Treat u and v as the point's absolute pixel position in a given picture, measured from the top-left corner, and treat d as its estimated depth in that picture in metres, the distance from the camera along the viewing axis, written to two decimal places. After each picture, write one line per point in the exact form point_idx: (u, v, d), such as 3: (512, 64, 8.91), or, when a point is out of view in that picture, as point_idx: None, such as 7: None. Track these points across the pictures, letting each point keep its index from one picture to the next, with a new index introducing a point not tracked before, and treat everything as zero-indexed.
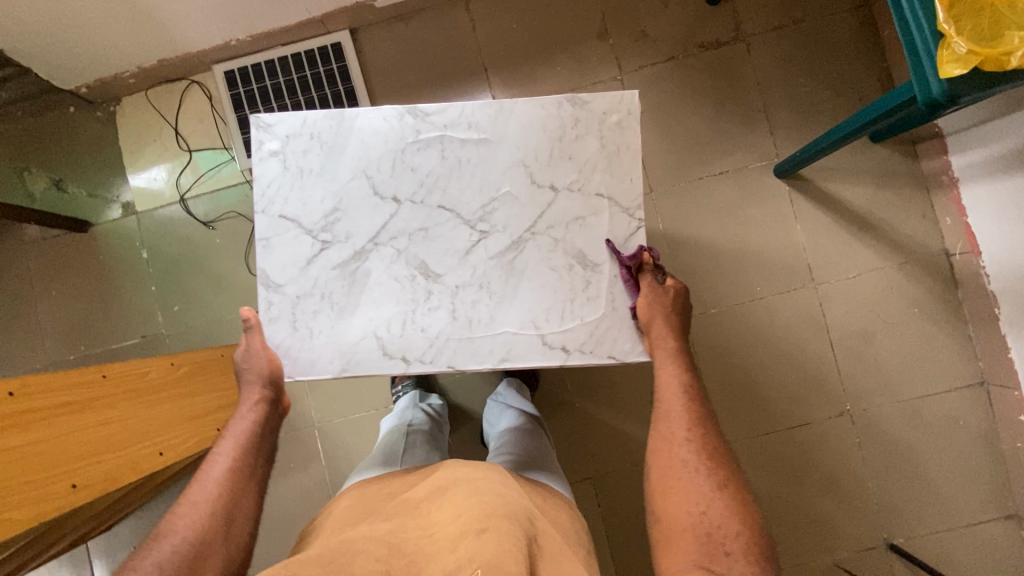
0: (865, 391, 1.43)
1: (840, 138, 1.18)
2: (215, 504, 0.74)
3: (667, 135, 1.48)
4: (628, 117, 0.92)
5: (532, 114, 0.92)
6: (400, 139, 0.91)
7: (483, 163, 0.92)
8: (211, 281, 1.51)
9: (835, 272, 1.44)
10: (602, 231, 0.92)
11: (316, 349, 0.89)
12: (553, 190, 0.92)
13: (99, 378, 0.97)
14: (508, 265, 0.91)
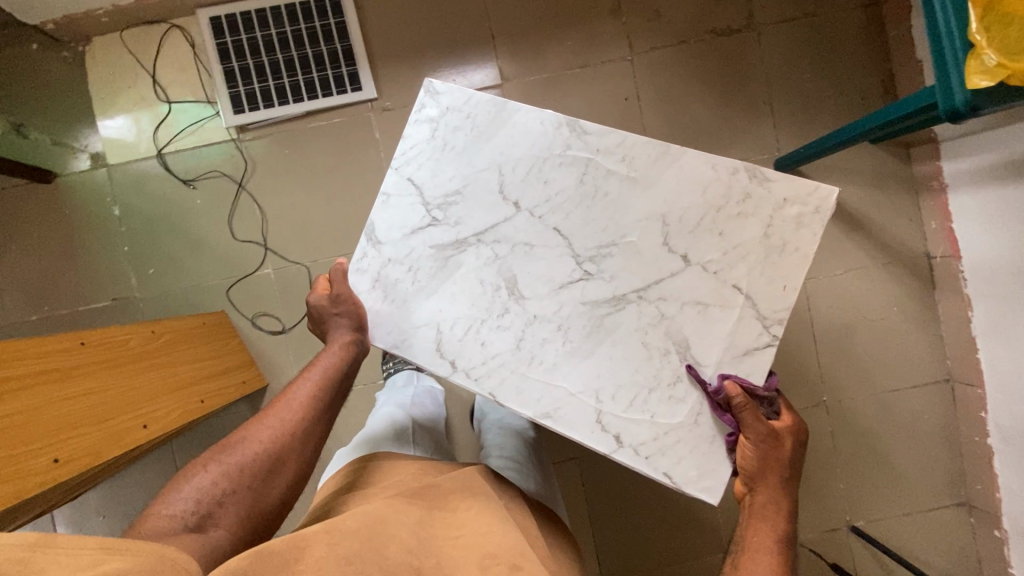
0: (842, 384, 1.49)
1: (853, 137, 1.17)
2: (297, 424, 0.79)
3: (674, 121, 1.46)
4: (813, 218, 0.81)
5: (696, 170, 0.84)
6: (547, 148, 0.86)
7: (620, 202, 0.84)
8: (190, 244, 1.42)
9: (824, 268, 1.48)
10: (722, 329, 0.82)
11: (381, 314, 0.84)
12: (682, 260, 0.83)
13: (78, 345, 0.92)
14: (598, 318, 0.83)
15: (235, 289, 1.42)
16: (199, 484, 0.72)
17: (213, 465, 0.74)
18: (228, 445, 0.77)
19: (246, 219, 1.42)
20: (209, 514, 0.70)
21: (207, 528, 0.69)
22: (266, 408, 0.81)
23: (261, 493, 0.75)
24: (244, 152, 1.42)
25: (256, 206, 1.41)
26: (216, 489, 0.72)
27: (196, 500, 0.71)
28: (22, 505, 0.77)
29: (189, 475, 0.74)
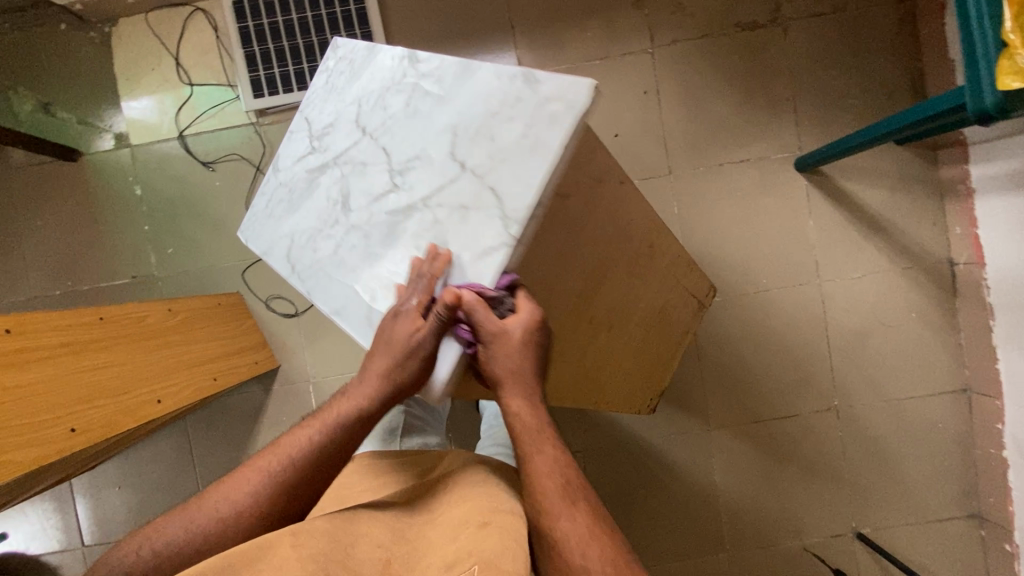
0: (854, 389, 1.46)
1: (875, 137, 1.15)
2: (298, 492, 0.71)
3: (693, 116, 1.43)
4: (565, 109, 0.67)
5: (488, 78, 0.71)
6: (395, 74, 0.75)
7: (424, 115, 0.73)
8: (209, 226, 1.45)
9: (841, 270, 1.45)
10: (472, 232, 0.69)
11: (256, 225, 0.81)
12: (460, 166, 0.71)
13: (96, 320, 0.94)
14: (391, 228, 0.73)
15: (250, 271, 1.44)
16: (189, 529, 0.69)
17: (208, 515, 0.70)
18: (218, 491, 0.72)
19: None
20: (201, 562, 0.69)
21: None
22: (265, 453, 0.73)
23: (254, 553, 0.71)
24: (262, 137, 1.43)
25: None
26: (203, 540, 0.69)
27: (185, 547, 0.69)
28: (37, 472, 0.79)
29: (185, 516, 0.71)
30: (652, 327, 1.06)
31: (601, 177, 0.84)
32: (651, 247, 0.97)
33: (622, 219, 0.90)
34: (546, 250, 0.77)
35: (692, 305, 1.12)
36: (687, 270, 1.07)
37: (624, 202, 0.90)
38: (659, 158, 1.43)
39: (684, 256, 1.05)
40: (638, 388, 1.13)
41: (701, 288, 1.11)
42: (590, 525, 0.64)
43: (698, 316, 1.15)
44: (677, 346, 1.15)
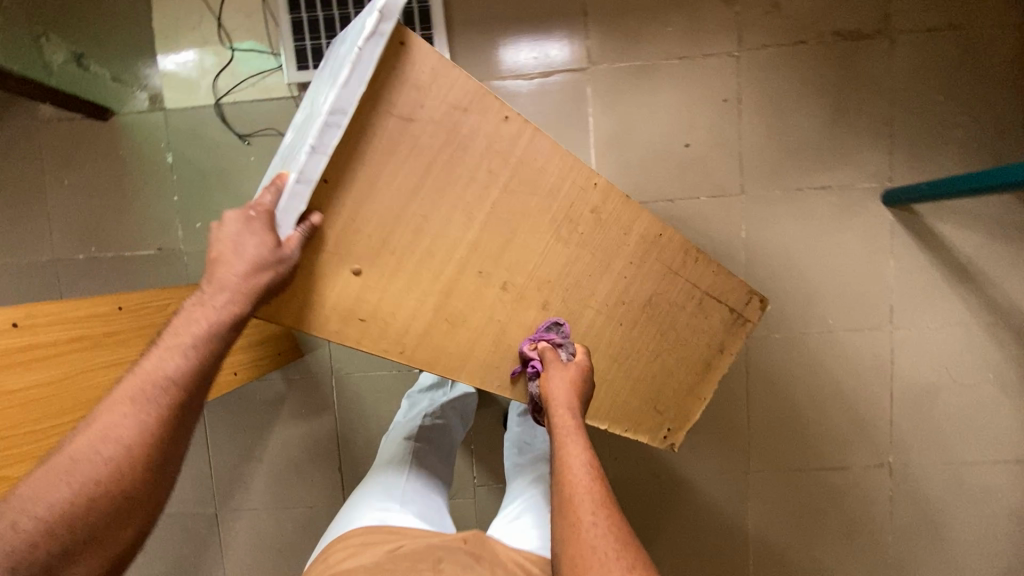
0: (912, 447, 1.35)
1: (984, 188, 1.01)
2: (163, 428, 0.65)
3: (774, 132, 1.29)
4: (371, 29, 0.68)
5: (359, 21, 0.73)
6: (332, 49, 0.83)
7: (327, 74, 0.78)
8: (240, 204, 1.36)
9: (917, 318, 1.31)
10: (295, 157, 0.71)
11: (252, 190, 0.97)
12: (316, 104, 0.74)
13: (114, 310, 0.87)
14: (277, 169, 0.80)
15: None
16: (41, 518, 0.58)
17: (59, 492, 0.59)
18: (66, 467, 0.61)
19: None
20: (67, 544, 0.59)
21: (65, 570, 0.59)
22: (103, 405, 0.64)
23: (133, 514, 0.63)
24: None
25: None
26: (72, 517, 0.59)
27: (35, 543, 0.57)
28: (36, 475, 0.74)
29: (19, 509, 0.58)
30: (631, 318, 0.96)
31: (484, 116, 0.79)
32: (594, 212, 0.89)
33: (537, 168, 0.84)
34: (386, 188, 0.76)
35: (699, 309, 1.00)
36: (675, 255, 0.96)
37: (545, 150, 0.84)
38: (731, 175, 1.30)
39: (660, 233, 0.95)
40: (640, 400, 1.02)
41: (713, 287, 1.00)
42: (613, 540, 0.68)
43: (725, 329, 1.03)
44: (695, 360, 1.03)
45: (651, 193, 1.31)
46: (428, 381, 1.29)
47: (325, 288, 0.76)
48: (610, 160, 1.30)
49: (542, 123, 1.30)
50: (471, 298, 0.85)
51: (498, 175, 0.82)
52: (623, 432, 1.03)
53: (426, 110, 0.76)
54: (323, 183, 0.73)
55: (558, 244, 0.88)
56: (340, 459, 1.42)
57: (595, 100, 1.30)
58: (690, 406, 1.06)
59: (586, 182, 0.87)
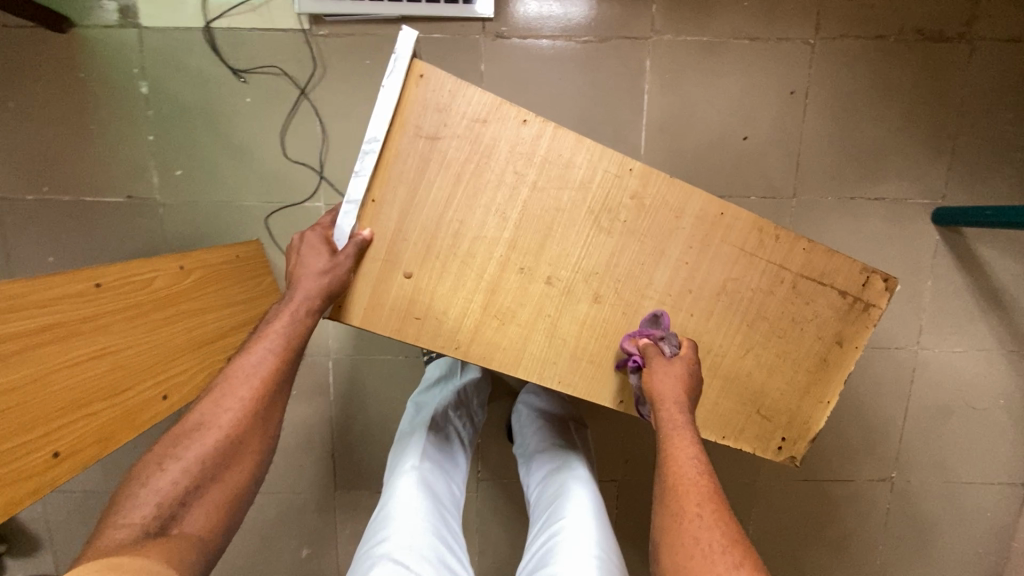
0: (915, 465, 1.36)
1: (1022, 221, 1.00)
2: (254, 399, 0.69)
3: (836, 134, 1.20)
4: (384, 70, 0.65)
5: None
6: None
7: None
8: (230, 153, 1.16)
9: (943, 342, 1.30)
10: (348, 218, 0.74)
11: None
12: None
13: (91, 287, 0.72)
14: None
15: (276, 218, 1.17)
16: (164, 479, 0.63)
17: (178, 457, 0.65)
18: (183, 436, 0.66)
19: (302, 137, 1.15)
20: (181, 502, 0.62)
21: (172, 531, 0.60)
22: (213, 387, 0.70)
23: (230, 477, 0.67)
24: (313, 51, 1.12)
25: (317, 124, 1.14)
26: (187, 475, 0.64)
27: (156, 502, 0.61)
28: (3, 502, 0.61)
29: (144, 473, 0.64)
30: (693, 318, 0.74)
31: (505, 124, 0.68)
32: (635, 198, 0.71)
33: (564, 161, 0.69)
34: (422, 201, 0.69)
35: (794, 295, 0.74)
36: (744, 238, 0.73)
37: (570, 142, 0.69)
38: (786, 175, 1.20)
39: (722, 211, 0.72)
40: (738, 407, 0.78)
41: (808, 268, 0.74)
42: (722, 534, 0.57)
43: (840, 316, 0.75)
44: (807, 354, 0.76)
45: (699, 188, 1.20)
46: (434, 375, 1.13)
47: (382, 293, 0.70)
48: (661, 146, 1.17)
49: (592, 95, 1.15)
50: (516, 299, 0.72)
51: (525, 172, 0.69)
52: (725, 444, 0.79)
53: (449, 126, 0.68)
54: (371, 203, 0.68)
55: (599, 236, 0.71)
56: (333, 443, 1.30)
57: (653, 75, 1.15)
58: (811, 411, 0.78)
59: (619, 167, 0.70)
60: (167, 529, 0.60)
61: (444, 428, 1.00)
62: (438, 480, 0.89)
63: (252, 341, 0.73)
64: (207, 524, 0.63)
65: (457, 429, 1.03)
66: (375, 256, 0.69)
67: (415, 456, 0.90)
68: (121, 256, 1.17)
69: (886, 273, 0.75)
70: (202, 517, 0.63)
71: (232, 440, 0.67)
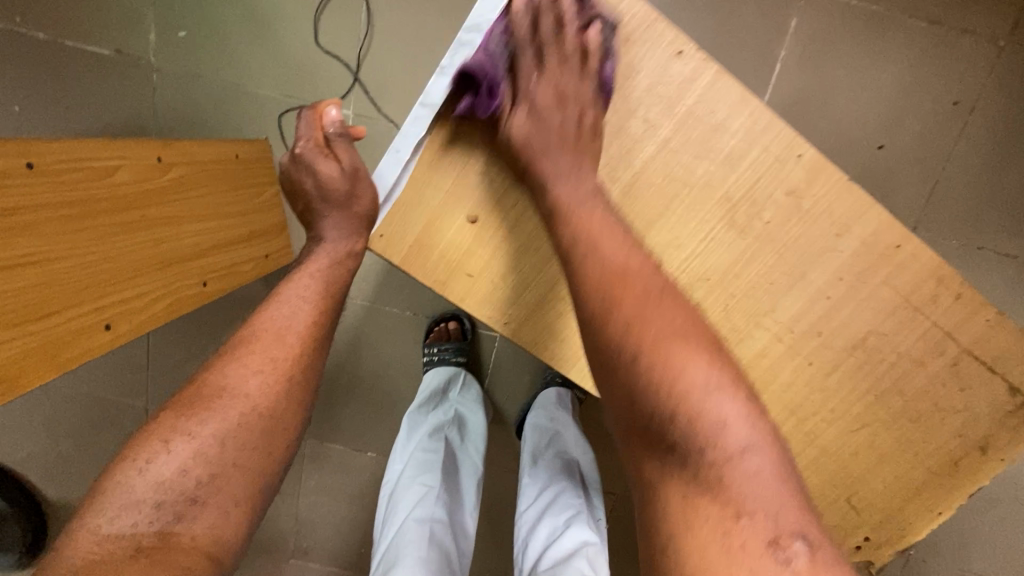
0: (940, 548, 1.22)
1: None
2: (293, 361, 0.51)
3: (989, 169, 0.96)
4: None
5: None
6: None
7: None
8: (251, 24, 0.92)
9: None
10: None
11: None
12: None
13: (24, 169, 0.53)
14: None
15: (293, 118, 0.95)
16: (167, 467, 0.44)
17: (188, 431, 0.45)
18: (199, 401, 0.47)
19: (341, 23, 0.91)
20: (192, 497, 0.43)
21: (179, 538, 0.41)
22: (236, 342, 0.52)
23: (260, 465, 0.47)
24: None
25: (364, 11, 0.90)
26: (200, 462, 0.44)
27: (155, 502, 0.42)
28: None
29: (140, 451, 0.44)
30: (815, 374, 0.55)
31: (654, 48, 0.46)
32: (792, 196, 0.49)
33: (714, 122, 0.47)
34: (518, 129, 0.48)
35: (949, 373, 0.55)
36: (913, 286, 0.52)
37: (733, 96, 0.46)
38: (913, 204, 0.98)
39: (900, 245, 0.50)
40: (825, 489, 0.60)
41: (982, 348, 0.54)
42: None
43: (997, 418, 0.57)
44: (939, 451, 0.58)
45: None
46: (430, 389, 1.01)
47: (429, 244, 0.51)
48: None
49: (711, 50, 0.91)
50: None
51: (659, 123, 0.47)
52: (795, 525, 0.61)
53: (582, 36, 0.46)
54: (450, 116, 0.48)
55: (727, 235, 0.50)
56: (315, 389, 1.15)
57: (793, 41, 0.91)
58: (914, 518, 0.61)
59: (785, 149, 0.47)
60: (168, 535, 0.41)
61: (448, 487, 0.85)
62: (446, 565, 0.74)
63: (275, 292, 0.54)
64: (228, 529, 0.44)
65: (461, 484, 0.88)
66: (432, 188, 0.49)
67: (421, 539, 0.74)
68: (96, 123, 0.95)
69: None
70: (223, 513, 0.44)
71: (266, 415, 0.48)
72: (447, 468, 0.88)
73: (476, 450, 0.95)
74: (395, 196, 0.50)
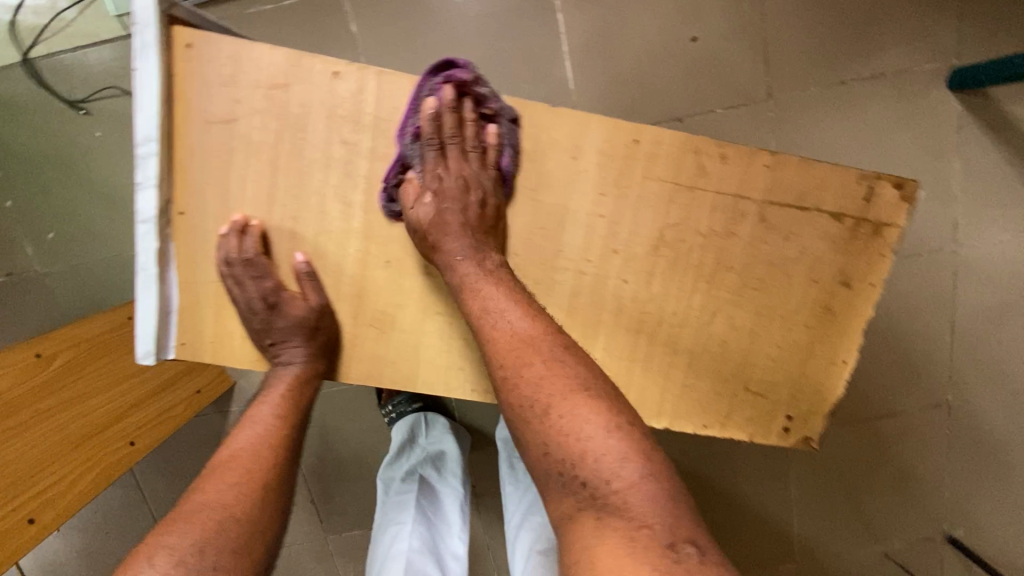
0: (978, 380, 1.12)
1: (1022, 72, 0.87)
2: (265, 467, 0.49)
3: (805, 14, 0.96)
4: (130, 49, 0.45)
5: None
6: None
7: None
8: (102, 200, 0.99)
9: (984, 230, 1.06)
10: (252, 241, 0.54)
11: None
12: None
13: None
14: None
15: None
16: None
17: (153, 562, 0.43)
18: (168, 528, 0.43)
19: None
20: None
21: None
22: None
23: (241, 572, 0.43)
24: None
25: None
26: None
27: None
28: None
29: None
30: (638, 287, 0.54)
31: (314, 80, 0.47)
32: (512, 144, 0.50)
33: (403, 115, 0.49)
34: (241, 203, 0.50)
35: (764, 229, 0.54)
36: (674, 168, 0.52)
37: (406, 86, 0.48)
38: (756, 74, 0.97)
39: (637, 139, 0.51)
40: (717, 388, 0.58)
41: (779, 192, 0.53)
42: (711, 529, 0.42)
43: (839, 248, 0.55)
44: (805, 304, 0.56)
45: (654, 114, 0.97)
46: (398, 439, 0.97)
47: (228, 332, 0.53)
48: (592, 72, 0.95)
49: (495, 31, 0.93)
50: (391, 301, 0.53)
51: (357, 140, 0.49)
52: (710, 434, 0.59)
53: (245, 100, 0.47)
54: (179, 217, 0.50)
55: (477, 204, 0.51)
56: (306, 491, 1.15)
57: None
58: (822, 378, 0.58)
59: (479, 107, 0.49)
60: None
61: (428, 518, 0.85)
62: None
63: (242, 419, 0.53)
64: None
65: (445, 511, 0.89)
66: (201, 286, 0.51)
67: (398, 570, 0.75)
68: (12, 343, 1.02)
69: (899, 176, 0.54)
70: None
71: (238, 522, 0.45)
72: (426, 502, 0.88)
73: (455, 476, 0.93)
74: (175, 303, 0.52)
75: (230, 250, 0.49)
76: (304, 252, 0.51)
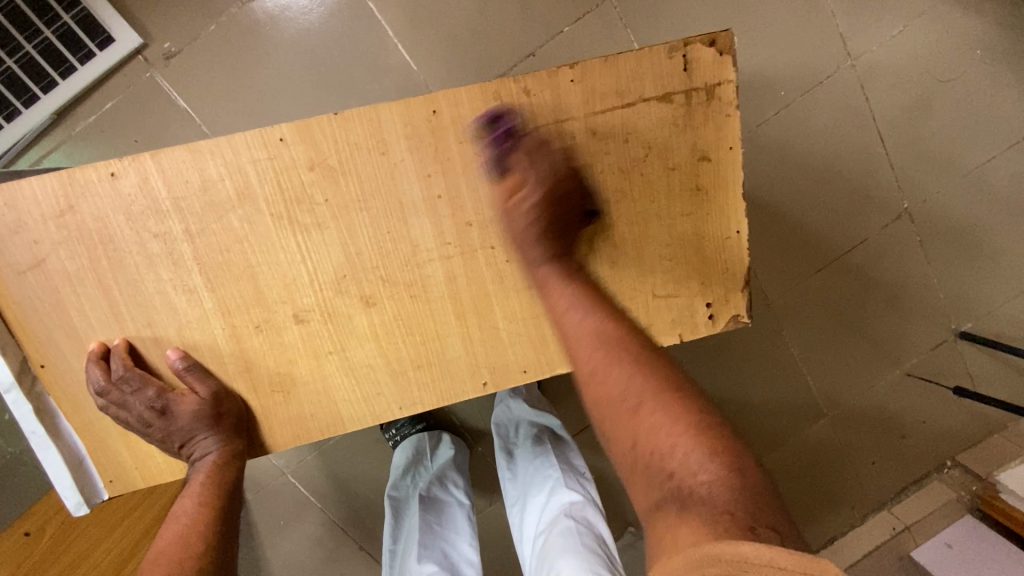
0: (924, 177, 1.10)
1: None
2: (191, 556, 0.48)
3: None
4: None
5: None
6: None
7: None
8: None
9: (869, 33, 1.03)
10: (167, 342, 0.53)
11: None
12: None
13: None
14: None
15: None
16: None
17: None
18: None
19: None
20: None
21: None
22: None
23: None
24: None
25: None
26: None
27: None
28: None
29: None
30: (507, 247, 0.53)
31: (101, 190, 0.46)
32: (317, 167, 0.49)
33: (198, 184, 0.48)
34: (90, 332, 0.49)
35: (599, 140, 0.52)
36: (484, 121, 0.51)
37: (187, 156, 0.47)
38: None
39: (435, 110, 0.50)
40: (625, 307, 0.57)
41: (597, 100, 0.52)
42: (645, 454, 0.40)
43: (679, 126, 0.53)
44: (673, 193, 0.55)
45: (506, 57, 0.93)
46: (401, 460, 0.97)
47: (146, 453, 0.53)
48: (426, 45, 0.91)
49: (315, 43, 0.89)
50: (279, 359, 0.53)
51: (166, 228, 0.48)
52: None
53: (42, 238, 0.47)
54: (42, 370, 0.49)
55: (313, 238, 0.50)
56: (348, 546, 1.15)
57: None
58: (722, 254, 0.57)
59: (266, 145, 0.48)
60: None
61: (434, 531, 0.83)
62: None
63: (167, 521, 0.52)
64: None
65: (453, 519, 0.87)
66: (97, 425, 0.51)
67: None
68: None
69: (709, 32, 0.52)
70: None
71: None
72: (432, 517, 0.85)
73: (457, 486, 0.94)
74: (82, 448, 0.52)
75: (99, 376, 0.48)
76: (177, 347, 0.50)
